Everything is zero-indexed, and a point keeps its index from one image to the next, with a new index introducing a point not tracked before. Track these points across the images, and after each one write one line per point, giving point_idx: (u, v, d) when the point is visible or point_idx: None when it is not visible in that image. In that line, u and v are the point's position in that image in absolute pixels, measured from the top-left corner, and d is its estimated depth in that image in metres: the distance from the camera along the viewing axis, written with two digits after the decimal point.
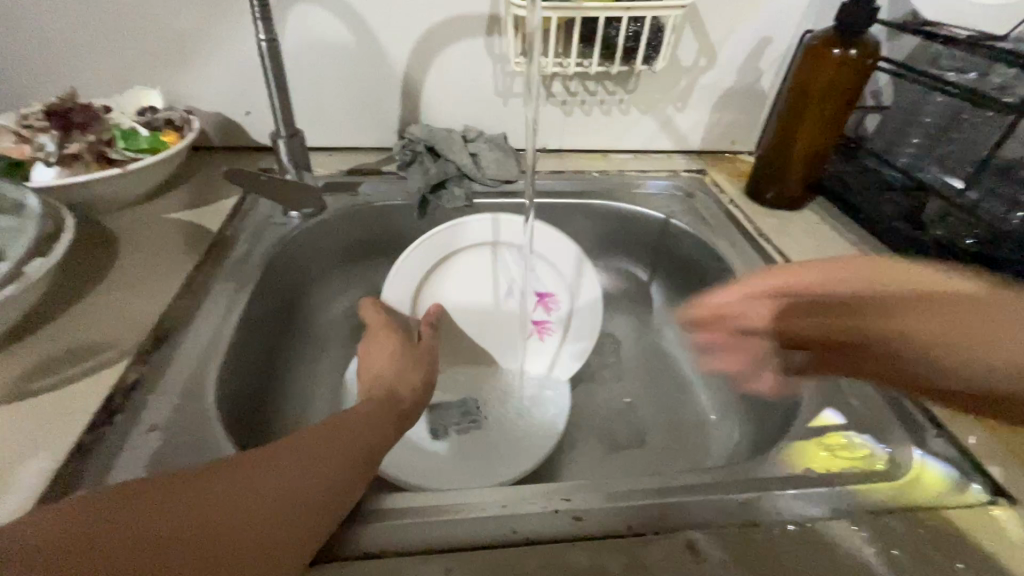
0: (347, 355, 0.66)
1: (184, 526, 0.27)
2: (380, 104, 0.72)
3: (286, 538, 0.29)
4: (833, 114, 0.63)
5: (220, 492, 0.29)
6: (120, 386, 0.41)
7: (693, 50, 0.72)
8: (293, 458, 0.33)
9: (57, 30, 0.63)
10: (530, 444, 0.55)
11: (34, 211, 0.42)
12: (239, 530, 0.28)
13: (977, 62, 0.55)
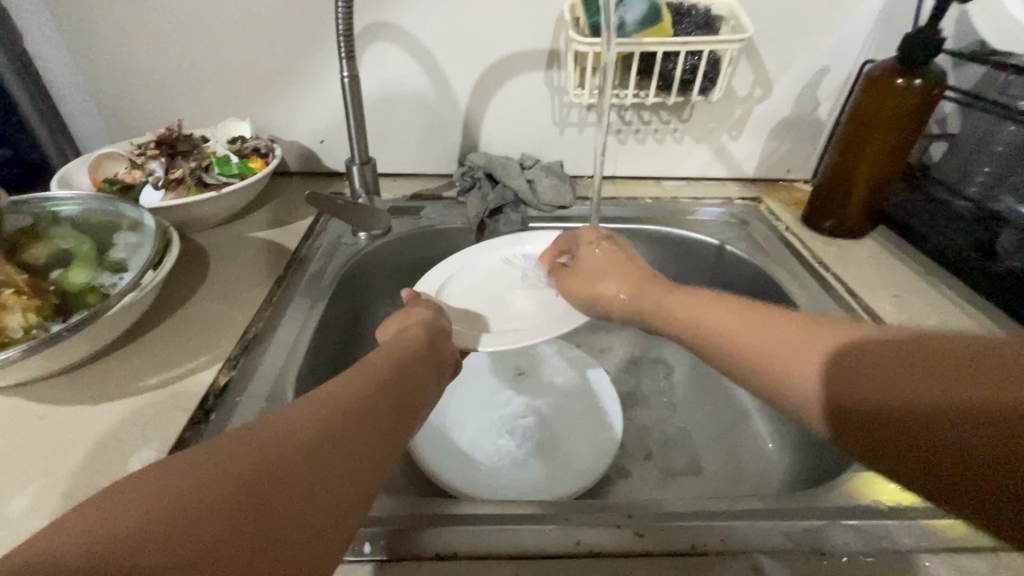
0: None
1: (241, 472, 0.23)
2: (444, 133, 0.77)
3: (361, 473, 0.27)
4: (896, 142, 0.63)
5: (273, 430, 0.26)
6: (214, 388, 0.45)
7: (749, 81, 0.73)
8: (342, 400, 0.30)
9: (166, 70, 0.72)
10: (587, 462, 0.55)
11: (150, 231, 0.47)
12: (307, 465, 0.25)
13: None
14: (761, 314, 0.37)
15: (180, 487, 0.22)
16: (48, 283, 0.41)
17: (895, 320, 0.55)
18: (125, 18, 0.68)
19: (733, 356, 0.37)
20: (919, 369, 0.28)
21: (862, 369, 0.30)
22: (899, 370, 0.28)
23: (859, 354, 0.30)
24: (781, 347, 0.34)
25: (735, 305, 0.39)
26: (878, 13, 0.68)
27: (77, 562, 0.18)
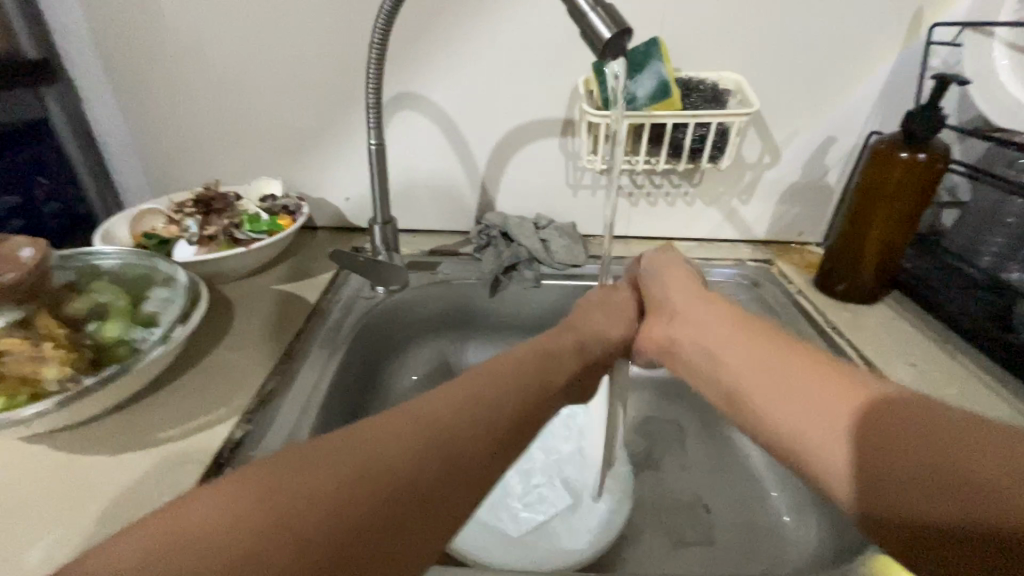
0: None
1: (379, 463, 0.30)
2: (462, 193, 0.80)
3: (477, 473, 0.32)
4: (905, 212, 0.64)
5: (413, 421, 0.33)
6: (230, 442, 0.46)
7: (757, 149, 0.75)
8: (465, 398, 0.35)
9: (208, 133, 0.77)
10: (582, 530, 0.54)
11: (182, 286, 0.50)
12: (425, 462, 0.31)
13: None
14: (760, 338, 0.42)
15: (334, 474, 0.29)
16: (85, 335, 0.43)
17: None
18: (176, 87, 0.74)
19: (750, 378, 0.40)
20: (956, 450, 0.29)
21: (888, 426, 0.32)
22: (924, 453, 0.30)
23: (884, 416, 0.33)
24: (806, 401, 0.36)
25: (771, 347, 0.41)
26: (881, 89, 0.71)
27: (235, 544, 0.25)
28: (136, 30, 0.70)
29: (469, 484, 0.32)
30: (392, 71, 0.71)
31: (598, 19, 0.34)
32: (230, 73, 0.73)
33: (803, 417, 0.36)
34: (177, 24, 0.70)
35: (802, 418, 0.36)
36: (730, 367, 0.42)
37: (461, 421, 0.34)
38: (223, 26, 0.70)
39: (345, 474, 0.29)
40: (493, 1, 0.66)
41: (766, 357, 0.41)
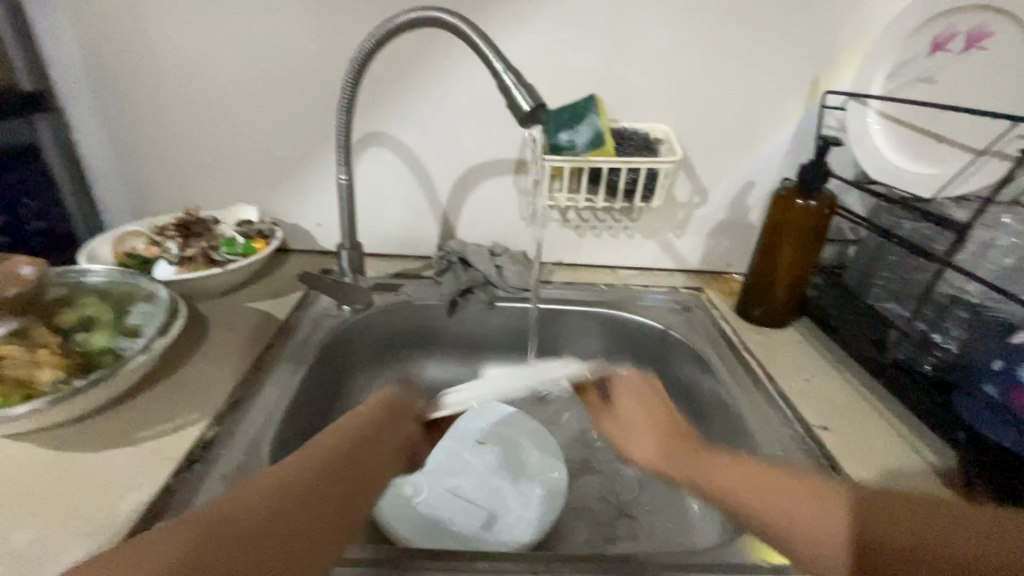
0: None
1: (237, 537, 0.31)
2: (426, 222, 0.88)
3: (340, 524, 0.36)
4: (805, 250, 0.74)
5: (261, 496, 0.34)
6: (201, 442, 0.51)
7: (687, 190, 0.86)
8: (302, 462, 0.38)
9: (190, 162, 0.84)
10: (532, 512, 0.62)
11: (164, 301, 0.56)
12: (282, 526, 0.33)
13: (911, 221, 0.67)
14: (765, 479, 0.40)
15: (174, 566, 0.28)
16: (74, 345, 0.49)
17: (802, 402, 0.64)
18: (162, 120, 0.81)
19: (730, 483, 0.40)
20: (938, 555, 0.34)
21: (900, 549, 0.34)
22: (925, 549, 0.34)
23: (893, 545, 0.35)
24: (793, 513, 0.37)
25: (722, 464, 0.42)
26: (790, 142, 0.82)
27: None
28: (128, 69, 0.77)
29: (348, 509, 0.37)
30: (363, 112, 0.79)
31: (520, 94, 0.43)
32: (214, 109, 0.80)
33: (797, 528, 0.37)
34: (167, 65, 0.77)
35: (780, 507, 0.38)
36: (767, 503, 0.38)
37: (313, 484, 0.36)
38: (209, 67, 0.77)
39: (210, 546, 0.30)
40: (453, 57, 0.75)
41: (733, 469, 0.41)
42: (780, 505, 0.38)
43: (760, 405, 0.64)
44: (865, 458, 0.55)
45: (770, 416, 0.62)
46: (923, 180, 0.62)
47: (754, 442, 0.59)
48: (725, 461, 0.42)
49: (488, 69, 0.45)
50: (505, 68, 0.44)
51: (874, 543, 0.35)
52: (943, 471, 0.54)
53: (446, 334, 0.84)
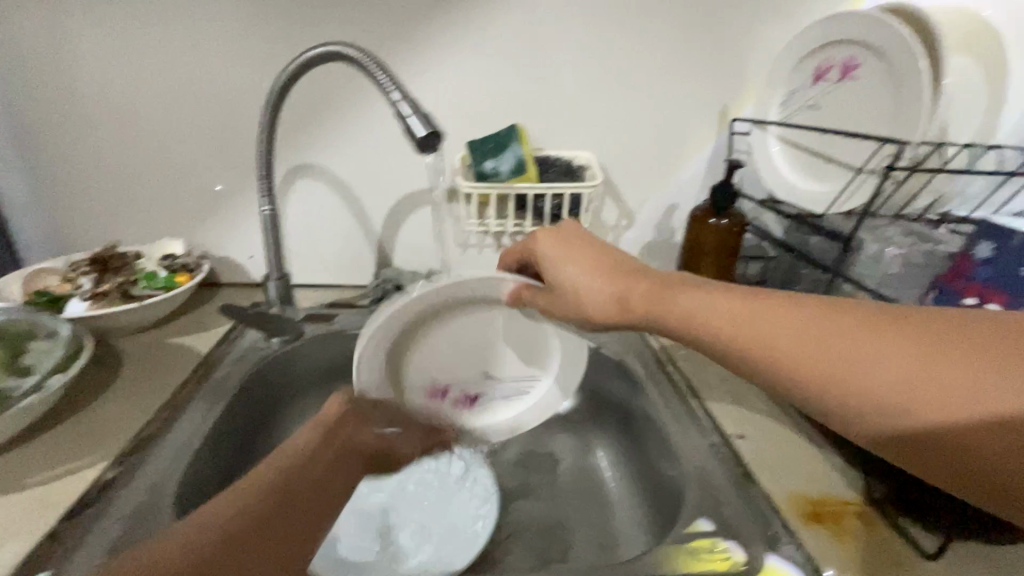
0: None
1: None
2: (360, 251, 0.88)
3: None
4: (721, 266, 0.78)
5: None
6: (98, 483, 0.49)
7: (615, 214, 0.89)
8: None
9: (113, 197, 0.83)
10: (459, 548, 0.61)
11: (62, 339, 0.53)
12: None
13: (802, 234, 0.72)
14: (771, 306, 0.44)
15: None
16: None
17: (721, 411, 0.66)
18: (86, 154, 0.80)
19: (720, 319, 0.45)
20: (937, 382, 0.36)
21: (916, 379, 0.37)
22: (943, 373, 0.36)
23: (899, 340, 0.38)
24: (796, 340, 0.41)
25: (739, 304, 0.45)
26: (705, 166, 0.87)
27: None
28: (46, 106, 0.76)
29: None
30: (291, 144, 0.81)
31: (415, 121, 0.45)
32: (140, 143, 0.79)
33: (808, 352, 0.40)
34: (90, 100, 0.76)
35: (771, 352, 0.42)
36: (774, 341, 0.42)
37: None
38: (135, 101, 0.77)
39: None
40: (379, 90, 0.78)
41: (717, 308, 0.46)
42: (797, 339, 0.41)
43: (681, 417, 0.65)
44: (775, 464, 0.57)
45: (690, 428, 0.63)
46: (815, 197, 0.68)
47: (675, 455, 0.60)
48: (704, 290, 0.48)
49: (387, 99, 0.46)
50: (402, 98, 0.46)
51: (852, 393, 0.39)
52: (849, 472, 0.56)
53: None
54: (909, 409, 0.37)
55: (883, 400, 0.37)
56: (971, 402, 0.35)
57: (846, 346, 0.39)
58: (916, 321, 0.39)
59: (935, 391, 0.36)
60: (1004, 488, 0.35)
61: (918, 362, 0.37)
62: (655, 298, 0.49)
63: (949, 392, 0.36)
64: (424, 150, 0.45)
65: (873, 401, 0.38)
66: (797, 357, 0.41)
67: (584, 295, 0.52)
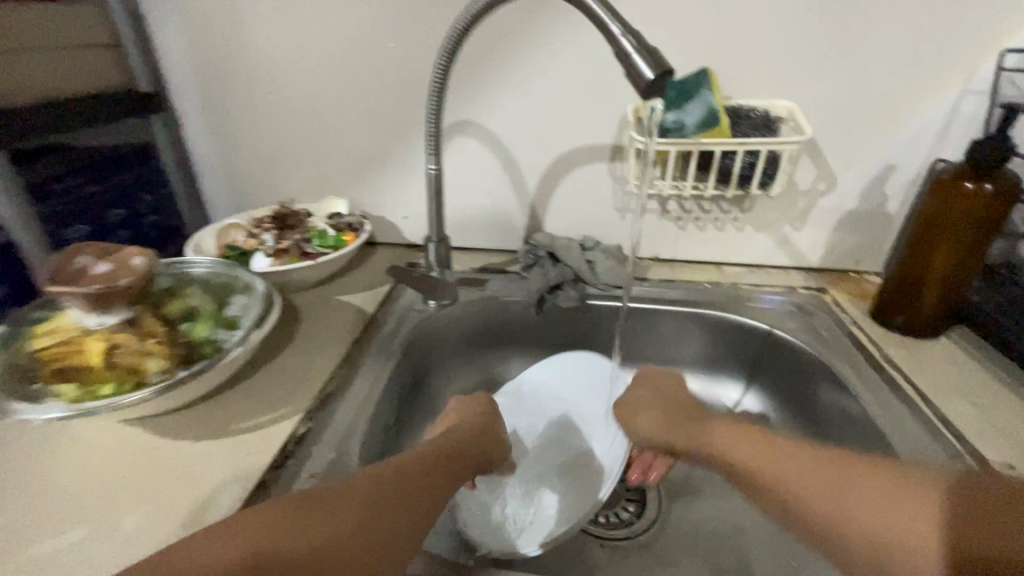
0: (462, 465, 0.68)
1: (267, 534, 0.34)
2: (513, 213, 0.84)
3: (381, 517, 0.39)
4: (971, 244, 0.61)
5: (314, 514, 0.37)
6: (293, 437, 0.50)
7: (811, 177, 0.75)
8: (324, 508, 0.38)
9: (287, 151, 0.85)
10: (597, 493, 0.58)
11: (259, 294, 0.56)
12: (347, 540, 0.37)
13: None
14: (762, 446, 0.47)
15: None
16: (178, 334, 0.50)
17: (971, 431, 0.54)
18: (259, 127, 0.84)
19: (730, 446, 0.50)
20: (852, 488, 0.40)
21: (855, 493, 0.39)
22: (867, 503, 0.38)
23: (876, 481, 0.39)
24: (788, 466, 0.44)
25: (762, 443, 0.48)
26: (946, 114, 0.69)
27: None
28: (234, 65, 0.79)
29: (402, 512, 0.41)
30: (457, 96, 0.76)
31: (645, 61, 0.39)
32: (301, 109, 0.81)
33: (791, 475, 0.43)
34: (263, 70, 0.79)
35: (761, 483, 0.45)
36: (779, 473, 0.44)
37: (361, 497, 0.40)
38: (307, 67, 0.78)
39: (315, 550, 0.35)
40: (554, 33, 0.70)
41: (747, 449, 0.48)
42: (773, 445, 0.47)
43: (914, 429, 0.55)
44: None
45: (930, 447, 0.52)
46: None
47: None
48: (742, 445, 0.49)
49: (604, 33, 0.42)
50: (624, 33, 0.41)
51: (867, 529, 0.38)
52: None
53: (533, 330, 0.79)
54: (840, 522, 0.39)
55: (767, 477, 0.45)
56: (909, 510, 0.37)
57: (782, 454, 0.45)
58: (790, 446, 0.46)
59: (856, 496, 0.39)
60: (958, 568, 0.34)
61: (838, 482, 0.40)
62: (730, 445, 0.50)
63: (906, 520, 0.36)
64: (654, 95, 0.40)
65: (744, 456, 0.48)
66: (792, 490, 0.42)
67: (642, 416, 0.60)
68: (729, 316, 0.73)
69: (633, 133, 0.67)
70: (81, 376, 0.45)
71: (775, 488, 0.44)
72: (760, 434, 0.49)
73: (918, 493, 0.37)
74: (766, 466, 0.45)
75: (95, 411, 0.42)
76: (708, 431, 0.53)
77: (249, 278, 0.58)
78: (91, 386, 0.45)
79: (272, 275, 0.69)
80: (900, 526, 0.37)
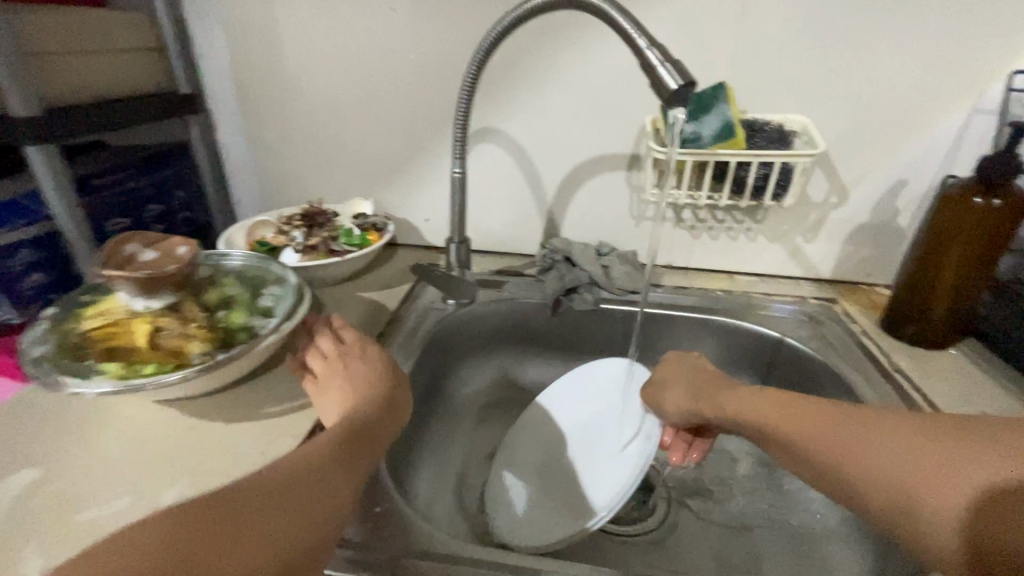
0: (487, 462, 0.70)
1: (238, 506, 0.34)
2: (530, 218, 0.87)
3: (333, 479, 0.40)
4: (980, 259, 0.63)
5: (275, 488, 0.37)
6: (320, 423, 0.53)
7: (823, 189, 0.77)
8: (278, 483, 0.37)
9: (315, 153, 0.89)
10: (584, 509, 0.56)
11: (291, 285, 0.59)
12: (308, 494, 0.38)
13: None
14: (792, 405, 0.47)
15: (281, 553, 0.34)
16: (216, 320, 0.52)
17: None
18: (290, 130, 0.87)
19: (765, 414, 0.48)
20: (890, 452, 0.38)
21: (885, 458, 0.38)
22: (903, 469, 0.37)
23: (920, 444, 0.37)
24: (821, 428, 0.43)
25: (814, 411, 0.45)
26: (957, 132, 0.71)
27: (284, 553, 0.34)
28: (270, 70, 0.83)
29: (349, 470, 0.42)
30: (481, 104, 0.79)
31: (669, 72, 0.42)
32: (332, 114, 0.85)
33: (825, 437, 0.42)
34: (297, 76, 0.83)
35: (799, 437, 0.44)
36: (803, 433, 0.44)
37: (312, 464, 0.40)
38: (339, 74, 0.82)
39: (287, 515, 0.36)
40: (578, 46, 0.73)
41: (781, 410, 0.47)
42: (809, 417, 0.45)
43: None
44: None
45: None
46: None
47: None
48: (798, 408, 0.46)
49: (630, 46, 0.45)
50: (649, 46, 0.44)
51: (900, 498, 0.37)
52: None
53: (547, 332, 0.81)
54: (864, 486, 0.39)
55: (795, 438, 0.44)
56: (943, 481, 0.35)
57: (830, 430, 0.42)
58: (839, 411, 0.43)
59: (886, 462, 0.38)
60: (975, 547, 0.33)
61: (880, 457, 0.39)
62: (774, 405, 0.48)
63: (938, 477, 0.35)
64: (676, 105, 0.43)
65: (781, 421, 0.46)
66: (827, 449, 0.42)
67: (671, 391, 0.59)
68: (740, 322, 0.75)
69: (651, 143, 0.69)
70: (127, 356, 0.48)
71: (819, 443, 0.42)
72: (817, 404, 0.45)
73: (961, 461, 0.35)
74: (799, 427, 0.44)
75: (141, 387, 0.45)
76: (732, 395, 0.53)
77: (281, 271, 0.61)
78: (136, 365, 0.47)
79: (300, 270, 0.72)
80: (928, 494, 0.35)
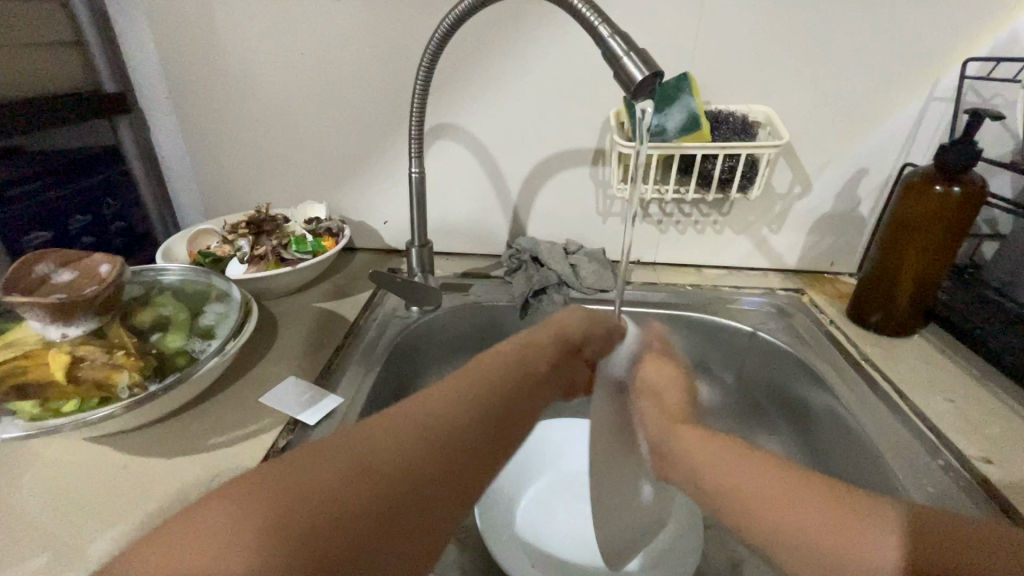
0: None
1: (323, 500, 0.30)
2: (495, 217, 0.83)
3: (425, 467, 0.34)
4: (939, 245, 0.63)
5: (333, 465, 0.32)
6: (274, 451, 0.48)
7: (787, 180, 0.76)
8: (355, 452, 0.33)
9: (261, 155, 0.83)
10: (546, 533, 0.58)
11: (236, 301, 0.54)
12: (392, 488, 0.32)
13: None
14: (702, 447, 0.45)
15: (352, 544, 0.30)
16: (150, 345, 0.47)
17: (948, 426, 0.55)
18: (232, 129, 0.81)
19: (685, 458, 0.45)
20: (799, 501, 0.38)
21: (796, 511, 0.37)
22: (812, 529, 0.36)
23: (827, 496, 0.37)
24: (735, 475, 0.41)
25: (725, 455, 0.43)
26: (913, 120, 0.71)
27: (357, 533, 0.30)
28: (206, 66, 0.77)
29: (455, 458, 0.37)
30: (437, 99, 0.75)
31: (634, 62, 0.39)
32: (277, 112, 0.79)
33: (739, 496, 0.40)
34: (236, 71, 0.77)
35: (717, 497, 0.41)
36: (718, 481, 0.42)
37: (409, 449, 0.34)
38: (282, 68, 0.76)
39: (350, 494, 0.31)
40: (536, 38, 0.70)
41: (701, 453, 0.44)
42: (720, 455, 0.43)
43: (894, 427, 0.56)
44: None
45: (910, 443, 0.54)
46: None
47: (893, 473, 0.51)
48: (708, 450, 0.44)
49: (592, 35, 0.42)
50: (612, 34, 0.41)
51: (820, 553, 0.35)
52: None
53: None
54: (797, 540, 0.37)
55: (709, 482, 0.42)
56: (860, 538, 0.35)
57: (737, 477, 0.41)
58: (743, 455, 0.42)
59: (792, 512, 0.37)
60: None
61: (788, 505, 0.38)
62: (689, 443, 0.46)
63: (847, 535, 0.35)
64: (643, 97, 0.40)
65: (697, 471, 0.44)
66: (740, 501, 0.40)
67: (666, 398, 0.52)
68: (712, 318, 0.74)
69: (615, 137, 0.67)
70: (44, 393, 0.42)
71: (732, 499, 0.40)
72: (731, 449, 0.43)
73: (867, 520, 0.35)
74: (717, 477, 0.42)
75: (59, 429, 0.39)
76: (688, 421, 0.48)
77: (224, 285, 0.56)
78: (53, 403, 0.42)
79: (247, 283, 0.67)
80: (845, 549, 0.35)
